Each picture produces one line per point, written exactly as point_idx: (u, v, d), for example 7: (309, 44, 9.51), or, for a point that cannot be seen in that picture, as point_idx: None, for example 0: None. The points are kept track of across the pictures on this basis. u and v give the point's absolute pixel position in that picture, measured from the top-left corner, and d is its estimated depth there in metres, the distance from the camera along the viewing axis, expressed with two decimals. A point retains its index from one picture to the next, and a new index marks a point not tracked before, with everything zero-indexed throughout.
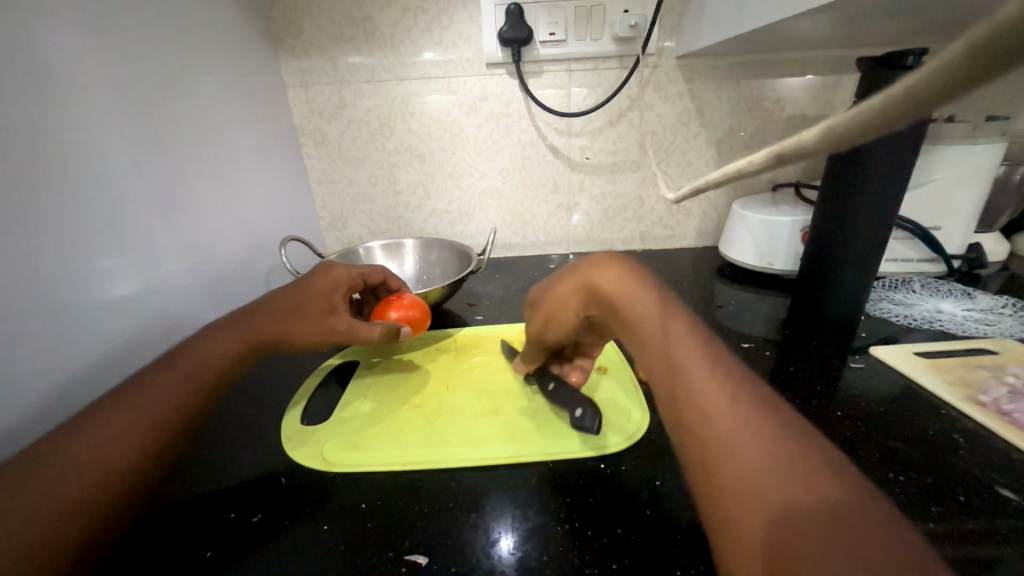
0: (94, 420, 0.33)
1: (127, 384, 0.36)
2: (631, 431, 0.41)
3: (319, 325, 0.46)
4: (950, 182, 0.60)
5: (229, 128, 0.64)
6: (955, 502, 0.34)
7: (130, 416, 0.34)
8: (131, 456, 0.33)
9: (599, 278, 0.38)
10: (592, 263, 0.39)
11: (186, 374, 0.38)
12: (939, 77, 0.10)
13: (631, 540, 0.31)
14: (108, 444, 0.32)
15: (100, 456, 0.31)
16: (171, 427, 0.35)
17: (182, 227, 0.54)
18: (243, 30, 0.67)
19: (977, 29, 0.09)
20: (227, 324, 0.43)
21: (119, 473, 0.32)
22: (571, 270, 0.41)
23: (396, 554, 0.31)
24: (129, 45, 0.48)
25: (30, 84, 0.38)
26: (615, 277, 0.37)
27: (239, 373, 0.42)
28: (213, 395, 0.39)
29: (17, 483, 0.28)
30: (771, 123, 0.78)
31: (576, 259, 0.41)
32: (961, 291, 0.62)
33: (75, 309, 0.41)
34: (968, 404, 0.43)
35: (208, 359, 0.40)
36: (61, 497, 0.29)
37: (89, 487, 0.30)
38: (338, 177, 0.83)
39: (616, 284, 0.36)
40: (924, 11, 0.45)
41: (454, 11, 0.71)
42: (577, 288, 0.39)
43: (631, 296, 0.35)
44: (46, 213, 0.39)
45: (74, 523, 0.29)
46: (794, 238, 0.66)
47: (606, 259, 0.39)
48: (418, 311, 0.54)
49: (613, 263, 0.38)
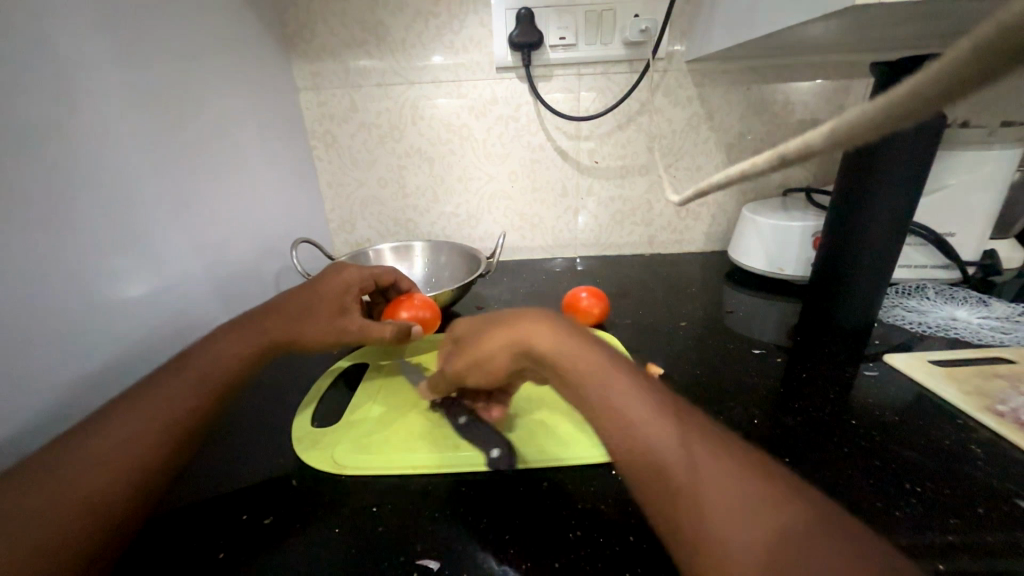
0: (110, 419, 0.33)
1: (142, 383, 0.36)
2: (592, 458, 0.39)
3: (330, 324, 0.46)
4: (965, 187, 0.59)
5: (241, 131, 0.64)
6: (972, 514, 0.33)
7: (147, 416, 0.34)
8: (150, 454, 0.33)
9: (538, 342, 0.35)
10: (520, 317, 0.37)
11: (199, 375, 0.38)
12: (947, 75, 0.12)
13: (643, 548, 0.31)
14: (123, 444, 0.32)
15: (116, 454, 0.32)
16: (186, 426, 0.36)
17: (194, 228, 0.55)
18: (256, 34, 0.67)
19: (967, 41, 0.11)
20: (240, 324, 0.44)
21: (139, 470, 0.32)
22: (499, 319, 0.39)
23: (407, 558, 0.31)
24: (144, 48, 0.49)
25: (45, 86, 0.39)
26: (556, 340, 0.34)
27: (252, 374, 0.43)
28: (227, 395, 0.39)
29: (37, 482, 0.29)
30: (781, 127, 0.78)
31: (510, 311, 0.38)
32: (976, 299, 0.61)
33: (90, 310, 0.42)
34: (985, 413, 0.42)
35: (223, 359, 0.40)
36: (82, 495, 0.29)
37: (107, 485, 0.30)
38: (348, 180, 0.84)
39: (554, 338, 0.35)
40: (938, 16, 0.45)
41: (465, 15, 0.72)
42: (506, 344, 0.36)
43: (578, 351, 0.34)
44: (61, 214, 0.39)
45: (94, 521, 0.29)
46: (805, 244, 0.66)
47: (535, 316, 0.37)
48: (428, 311, 0.54)
49: (548, 318, 0.37)
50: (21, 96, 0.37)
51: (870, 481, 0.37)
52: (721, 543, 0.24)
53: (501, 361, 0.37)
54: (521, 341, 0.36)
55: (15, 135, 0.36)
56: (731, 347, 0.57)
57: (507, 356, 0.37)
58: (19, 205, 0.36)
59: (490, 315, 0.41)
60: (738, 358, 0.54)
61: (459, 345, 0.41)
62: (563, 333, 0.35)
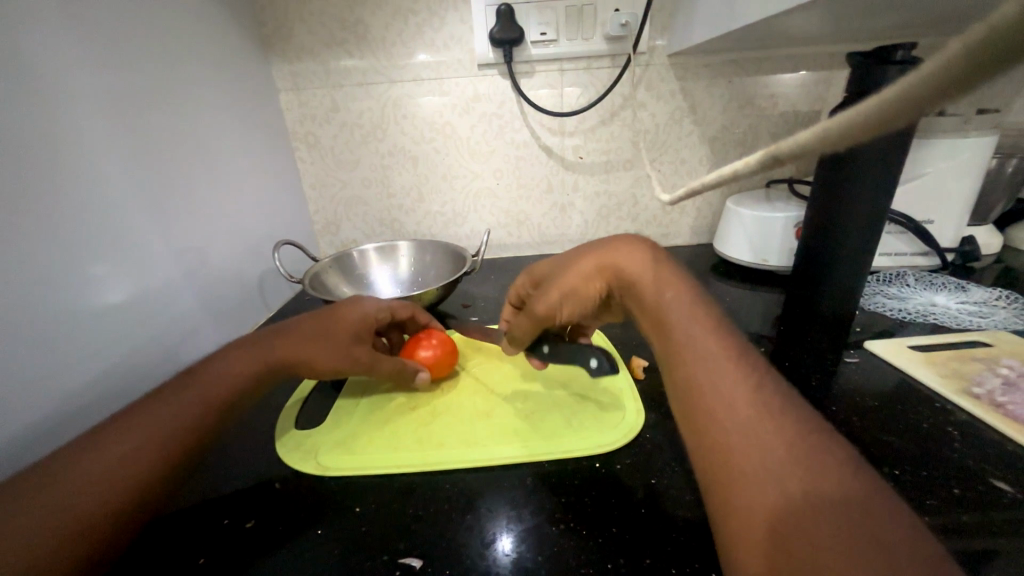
0: (99, 431, 0.32)
1: (148, 399, 0.35)
2: (624, 430, 0.41)
3: (339, 352, 0.45)
4: (942, 175, 0.60)
5: (221, 133, 0.63)
6: (949, 494, 0.34)
7: (148, 431, 0.33)
8: (152, 470, 0.32)
9: (625, 263, 0.42)
10: (620, 246, 0.43)
11: (204, 393, 0.37)
12: (942, 71, 0.10)
13: (626, 538, 0.31)
14: (109, 464, 0.31)
15: (106, 473, 0.30)
16: (190, 443, 0.34)
17: (175, 232, 0.54)
18: (234, 35, 0.66)
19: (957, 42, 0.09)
20: (243, 344, 0.42)
21: (138, 486, 0.31)
22: (597, 246, 0.45)
23: (390, 557, 0.31)
24: (119, 48, 0.48)
25: (18, 88, 0.38)
26: (640, 266, 0.41)
27: (252, 397, 0.41)
28: (230, 412, 0.38)
29: (26, 499, 0.28)
30: (763, 119, 0.78)
31: (603, 240, 0.45)
32: (954, 284, 0.62)
33: (68, 317, 0.41)
34: (963, 396, 0.43)
35: (223, 378, 0.39)
36: (74, 513, 0.28)
37: (103, 501, 0.29)
38: (332, 181, 0.83)
39: (641, 268, 0.41)
40: (912, 5, 0.45)
41: (445, 13, 0.71)
42: (601, 268, 0.43)
43: (662, 280, 0.39)
44: (39, 218, 0.39)
45: (84, 539, 0.28)
46: (787, 234, 0.66)
47: (637, 245, 0.43)
48: (450, 347, 0.50)
49: (643, 248, 0.43)
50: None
51: None
52: (754, 461, 0.26)
53: (599, 284, 0.43)
54: (619, 264, 0.42)
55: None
56: None
57: (603, 278, 0.43)
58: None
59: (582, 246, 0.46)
60: None
61: (552, 277, 0.47)
62: (650, 262, 0.41)
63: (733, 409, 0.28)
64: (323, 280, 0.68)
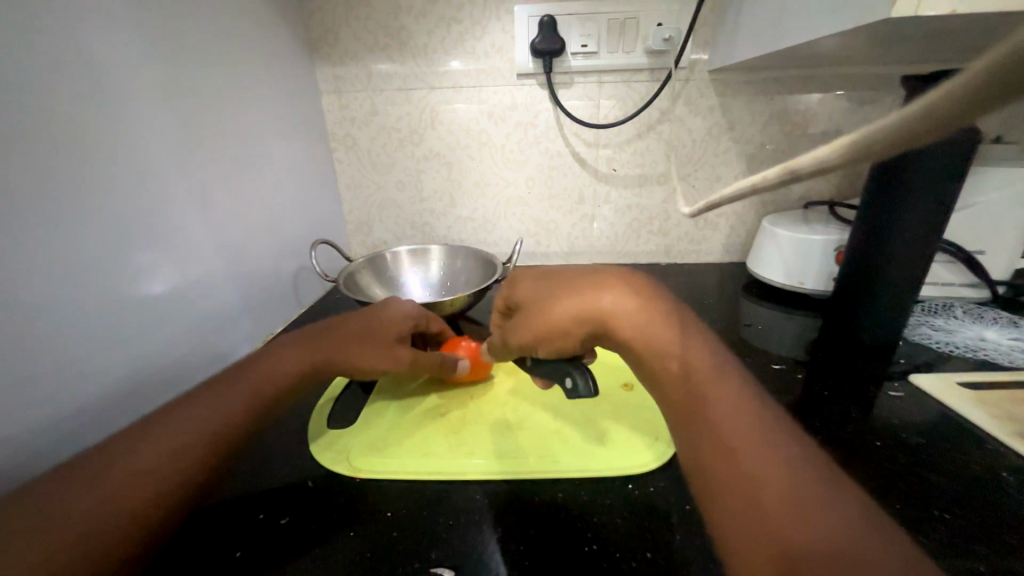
0: (148, 421, 0.34)
1: (198, 390, 0.36)
2: (655, 452, 0.40)
3: (381, 352, 0.45)
4: (996, 206, 0.58)
5: (265, 133, 0.66)
6: (1003, 543, 0.32)
7: (195, 423, 0.34)
8: (196, 461, 0.33)
9: (603, 301, 0.36)
10: (594, 287, 0.37)
11: (251, 387, 0.38)
12: (976, 85, 0.10)
13: (660, 564, 0.31)
14: (153, 456, 0.31)
15: (156, 463, 0.31)
16: (230, 436, 0.35)
17: (217, 226, 0.56)
18: (281, 39, 0.69)
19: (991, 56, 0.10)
20: (296, 339, 0.44)
21: (182, 477, 0.32)
22: (571, 282, 0.39)
23: (421, 564, 0.31)
24: (169, 50, 0.50)
25: (77, 87, 0.40)
26: (618, 302, 0.36)
27: (298, 391, 0.42)
28: (274, 406, 0.39)
29: (83, 485, 0.29)
30: (803, 138, 0.77)
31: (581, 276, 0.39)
32: (1006, 319, 0.59)
33: (113, 305, 0.42)
34: (1016, 439, 0.41)
35: (274, 372, 0.40)
36: (124, 503, 0.29)
37: (153, 492, 0.30)
38: (367, 182, 0.84)
39: (634, 314, 0.35)
40: (972, 31, 0.44)
41: (487, 22, 0.72)
42: (578, 312, 0.36)
43: (644, 325, 0.34)
44: (93, 213, 0.41)
45: (134, 530, 0.29)
46: (828, 257, 0.64)
47: (607, 282, 0.38)
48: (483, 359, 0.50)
49: (625, 288, 0.37)
50: (40, 92, 0.37)
51: (895, 505, 0.35)
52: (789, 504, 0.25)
53: (578, 332, 0.37)
54: (591, 305, 0.36)
55: (34, 133, 0.36)
56: (750, 361, 0.56)
57: (579, 323, 0.37)
58: (32, 195, 0.36)
59: (560, 277, 0.41)
60: (757, 372, 0.53)
61: (525, 312, 0.40)
62: (634, 297, 0.36)
63: (740, 441, 0.28)
64: (356, 279, 0.69)
